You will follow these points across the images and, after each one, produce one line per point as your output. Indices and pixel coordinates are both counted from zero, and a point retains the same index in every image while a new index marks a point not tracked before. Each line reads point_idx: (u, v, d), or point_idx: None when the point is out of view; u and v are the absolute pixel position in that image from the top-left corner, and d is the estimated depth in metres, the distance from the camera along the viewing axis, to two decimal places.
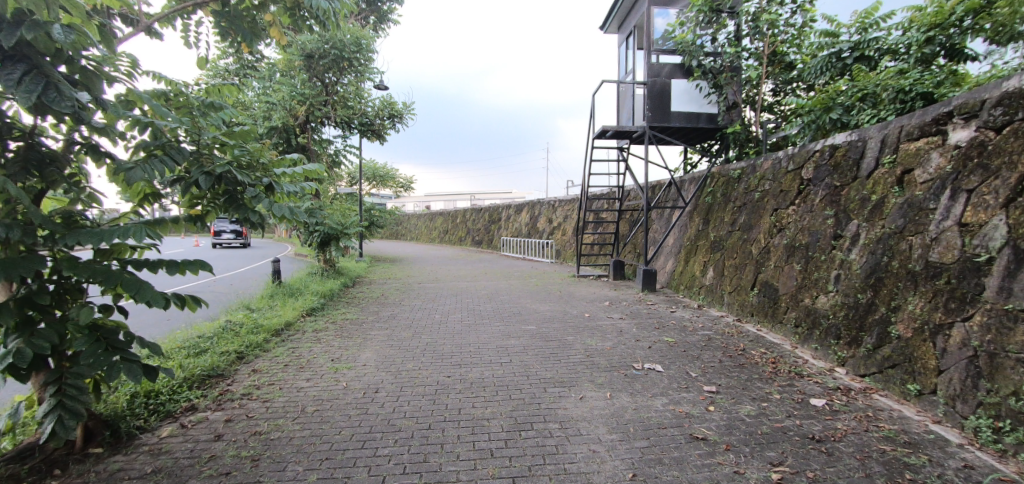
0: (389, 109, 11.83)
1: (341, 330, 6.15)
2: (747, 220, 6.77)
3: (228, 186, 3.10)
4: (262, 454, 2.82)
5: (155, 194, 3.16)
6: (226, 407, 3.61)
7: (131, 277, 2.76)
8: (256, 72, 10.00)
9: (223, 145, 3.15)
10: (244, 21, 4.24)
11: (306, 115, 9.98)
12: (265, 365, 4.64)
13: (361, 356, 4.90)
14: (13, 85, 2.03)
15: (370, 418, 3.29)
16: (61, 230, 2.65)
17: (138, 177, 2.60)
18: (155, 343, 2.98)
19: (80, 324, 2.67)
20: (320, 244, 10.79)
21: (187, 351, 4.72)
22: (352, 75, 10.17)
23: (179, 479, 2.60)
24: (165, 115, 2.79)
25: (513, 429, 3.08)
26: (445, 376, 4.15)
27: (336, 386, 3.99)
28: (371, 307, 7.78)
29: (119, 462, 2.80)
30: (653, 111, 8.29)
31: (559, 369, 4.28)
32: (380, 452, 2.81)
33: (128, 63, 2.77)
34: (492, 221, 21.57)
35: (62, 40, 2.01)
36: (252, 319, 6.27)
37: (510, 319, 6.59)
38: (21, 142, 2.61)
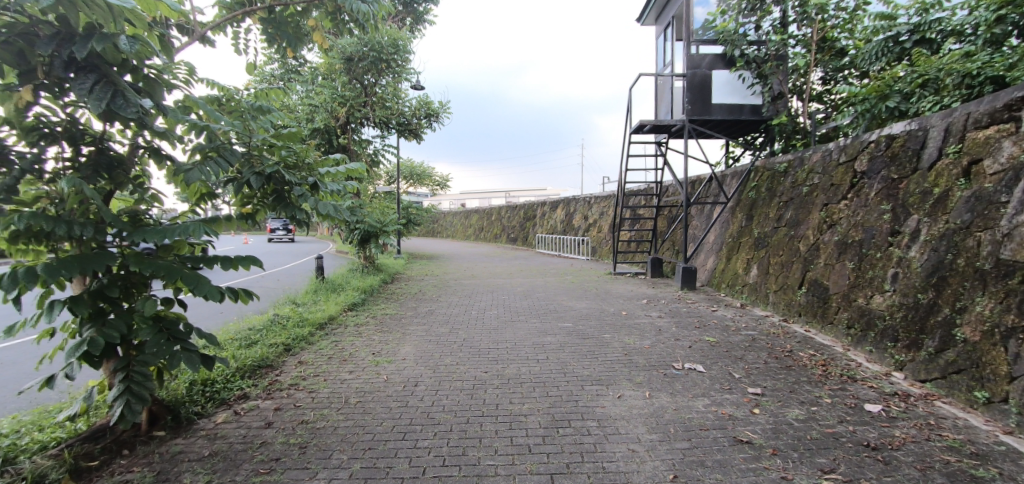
0: (425, 109, 12.04)
1: (382, 325, 6.32)
2: (795, 215, 6.48)
3: (276, 186, 3.24)
4: (309, 442, 2.94)
5: (210, 194, 3.34)
6: (276, 396, 3.78)
7: (191, 272, 2.94)
8: (300, 76, 10.37)
9: (272, 147, 3.30)
10: (289, 27, 4.42)
11: (347, 116, 10.29)
12: (310, 357, 4.82)
13: (400, 350, 5.02)
14: (86, 93, 2.18)
15: (410, 411, 3.37)
16: (128, 228, 2.85)
17: (195, 178, 2.77)
18: (212, 334, 3.16)
19: (145, 316, 2.87)
20: (360, 242, 11.12)
21: (239, 343, 4.97)
22: (390, 76, 10.40)
23: (234, 463, 2.74)
24: (218, 119, 2.94)
25: (550, 426, 3.08)
26: (482, 371, 4.20)
27: (377, 379, 4.10)
28: (410, 303, 7.95)
29: (180, 445, 2.98)
30: (692, 104, 8.04)
31: (596, 367, 4.25)
32: (420, 444, 2.87)
33: (186, 71, 2.95)
34: (527, 218, 21.57)
35: (128, 50, 2.14)
36: (297, 312, 6.53)
37: (546, 316, 6.58)
38: (92, 147, 2.83)
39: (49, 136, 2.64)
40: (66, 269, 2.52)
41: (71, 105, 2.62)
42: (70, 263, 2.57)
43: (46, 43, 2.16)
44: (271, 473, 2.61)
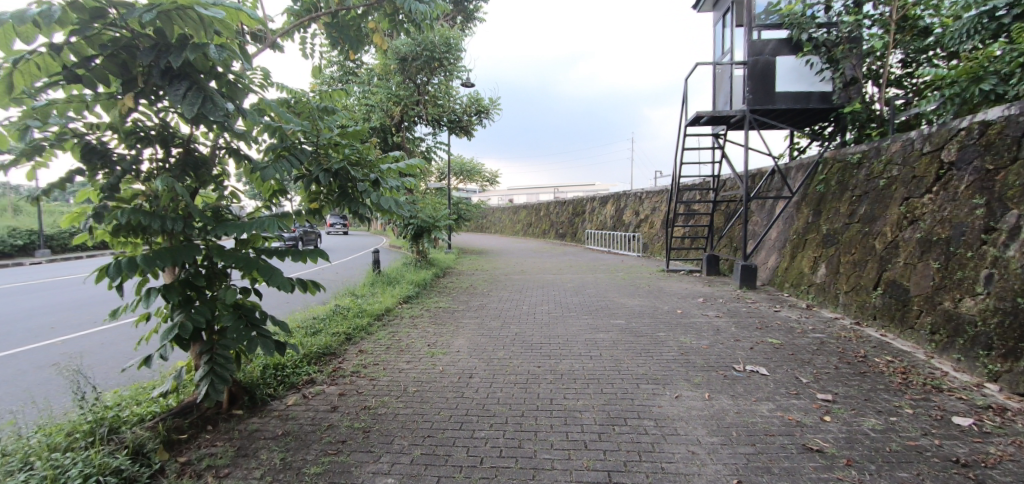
0: (476, 105, 12.23)
1: (436, 317, 6.49)
2: (870, 211, 6.03)
3: (341, 182, 3.39)
4: (372, 427, 3.08)
5: (281, 191, 3.55)
6: (339, 382, 3.99)
7: (266, 264, 3.15)
8: (357, 78, 10.79)
9: (337, 145, 3.46)
10: (351, 30, 4.63)
11: (401, 115, 10.62)
12: (370, 347, 5.04)
13: (454, 342, 5.14)
14: (181, 99, 2.39)
15: (465, 402, 3.45)
16: (212, 223, 3.09)
17: (271, 175, 2.97)
18: (284, 322, 3.38)
19: (227, 303, 3.11)
20: (413, 236, 11.45)
21: (305, 331, 5.27)
22: (442, 74, 10.60)
23: (305, 443, 2.92)
24: (289, 120, 3.12)
25: (606, 423, 3.06)
26: (535, 366, 4.23)
27: (433, 369, 4.23)
28: (462, 297, 8.11)
29: (256, 424, 3.21)
30: (754, 93, 7.67)
31: (652, 365, 4.16)
32: (477, 434, 2.94)
33: (261, 75, 3.15)
34: (576, 214, 21.35)
35: (216, 59, 2.32)
36: (357, 304, 6.84)
37: (598, 312, 6.51)
38: (180, 148, 3.07)
39: (145, 139, 2.90)
40: (160, 260, 2.78)
41: (163, 111, 2.88)
42: (164, 255, 2.82)
43: (146, 54, 2.39)
44: (338, 455, 2.76)
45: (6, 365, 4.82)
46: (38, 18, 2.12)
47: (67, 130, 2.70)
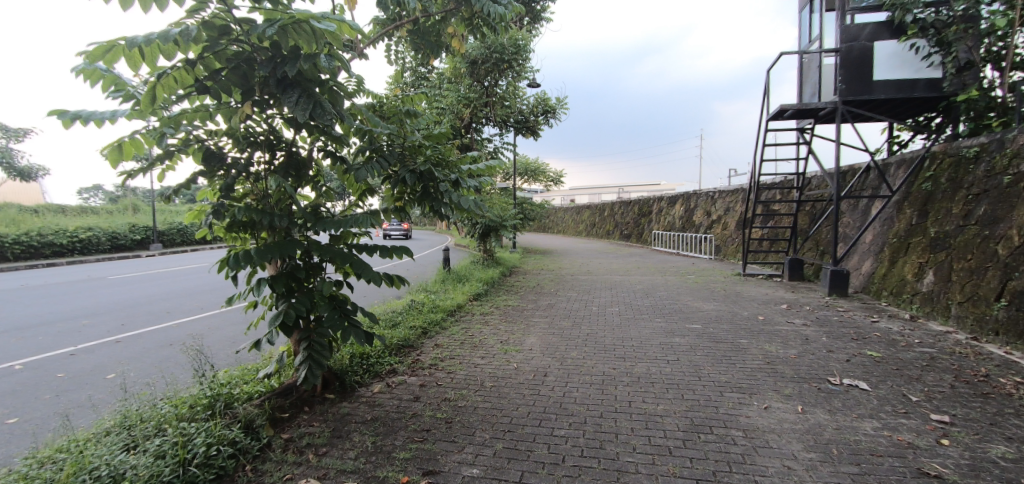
0: (543, 105, 12.37)
1: (505, 315, 6.59)
2: (990, 212, 5.35)
3: (425, 182, 3.54)
4: (454, 418, 3.20)
5: (369, 190, 3.77)
6: (419, 373, 4.18)
7: (359, 258, 3.37)
8: (428, 82, 11.13)
9: (420, 147, 3.62)
10: (432, 35, 4.84)
11: (471, 116, 10.88)
12: (445, 341, 5.22)
13: (526, 340, 5.19)
14: (295, 105, 2.63)
15: (542, 400, 3.48)
16: (312, 220, 3.36)
17: (363, 175, 3.17)
18: (372, 313, 3.59)
19: (323, 294, 3.36)
20: (481, 235, 11.67)
21: (385, 323, 5.57)
22: (510, 76, 10.57)
23: (392, 428, 3.10)
24: (378, 124, 3.30)
25: (690, 430, 2.96)
26: (610, 367, 4.17)
27: (508, 366, 4.30)
28: (530, 296, 8.15)
29: (347, 408, 3.45)
30: (847, 82, 7.06)
31: (735, 373, 3.96)
32: (556, 432, 2.95)
33: (355, 82, 3.36)
34: (642, 214, 20.69)
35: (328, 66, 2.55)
36: (431, 299, 7.10)
37: (671, 316, 6.29)
38: (284, 151, 3.34)
39: (255, 143, 3.20)
40: (270, 253, 3.05)
41: (271, 117, 3.17)
42: (272, 249, 3.09)
43: (265, 66, 2.65)
44: (424, 443, 2.89)
45: (139, 342, 5.53)
46: (180, 38, 2.41)
47: (192, 137, 3.04)
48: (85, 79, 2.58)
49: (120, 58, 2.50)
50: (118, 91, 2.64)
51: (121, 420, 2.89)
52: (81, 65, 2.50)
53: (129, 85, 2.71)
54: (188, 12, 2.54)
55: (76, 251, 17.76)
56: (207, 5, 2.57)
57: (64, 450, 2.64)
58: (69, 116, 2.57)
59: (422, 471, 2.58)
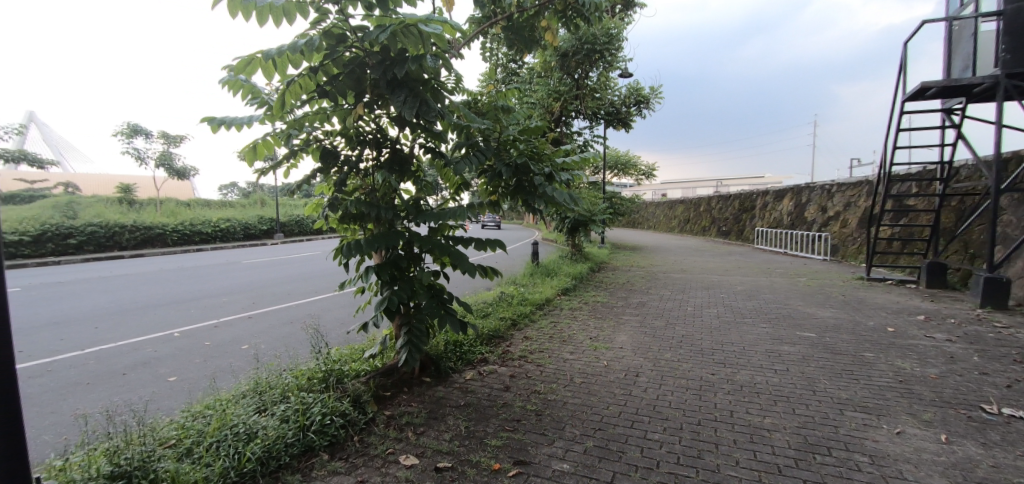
0: (636, 96, 11.99)
1: (595, 311, 6.49)
2: None
3: (520, 176, 3.56)
4: (543, 411, 3.22)
5: (465, 184, 3.89)
6: (509, 364, 4.26)
7: (456, 250, 3.51)
8: (519, 77, 11.24)
9: (514, 141, 3.66)
10: (526, 30, 4.88)
11: (561, 110, 10.79)
12: (534, 334, 5.27)
13: (617, 338, 5.07)
14: (403, 105, 2.82)
15: (634, 400, 3.38)
16: (414, 213, 3.55)
17: (462, 170, 3.28)
18: (466, 303, 3.72)
19: (422, 284, 3.54)
20: (570, 230, 11.58)
21: (477, 313, 5.76)
22: (601, 67, 10.23)
23: (485, 415, 3.20)
24: (476, 120, 3.39)
25: (803, 448, 2.70)
26: (708, 372, 3.94)
27: (598, 363, 4.23)
28: (620, 293, 7.94)
29: (442, 392, 3.62)
30: (1012, 52, 5.93)
31: (858, 391, 3.52)
32: (650, 436, 2.86)
33: (455, 80, 3.49)
34: (743, 209, 19.18)
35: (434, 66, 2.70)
36: (520, 292, 7.20)
37: (779, 321, 5.76)
38: (389, 148, 3.55)
39: (365, 141, 3.44)
40: (376, 244, 3.27)
41: (379, 116, 3.40)
42: (379, 239, 3.32)
43: (377, 69, 2.87)
44: (515, 432, 2.94)
45: (266, 319, 6.27)
46: (305, 49, 2.67)
47: (312, 138, 3.36)
48: (229, 90, 2.96)
49: (256, 70, 2.84)
50: (255, 98, 3.00)
51: (254, 386, 3.29)
52: (227, 77, 2.87)
53: (263, 93, 3.06)
54: (312, 24, 2.81)
55: (217, 239, 20.55)
56: (327, 16, 2.81)
57: (211, 408, 3.07)
58: (216, 121, 2.97)
59: (513, 460, 2.64)
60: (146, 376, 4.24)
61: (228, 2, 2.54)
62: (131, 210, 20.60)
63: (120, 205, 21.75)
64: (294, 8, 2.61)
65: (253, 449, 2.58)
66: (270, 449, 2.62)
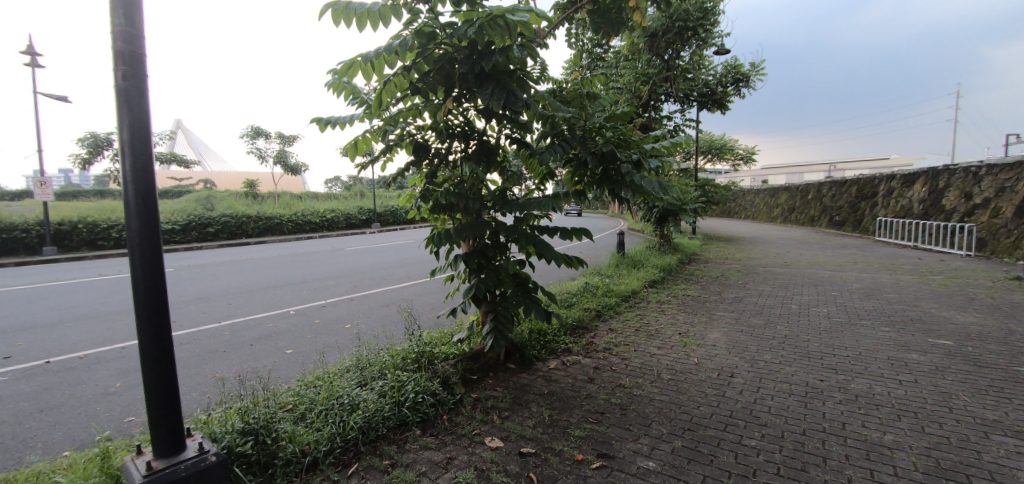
0: (734, 74, 11.16)
1: (684, 305, 6.20)
2: None
3: (606, 164, 3.47)
4: (629, 406, 3.16)
5: (549, 174, 3.89)
6: (594, 355, 4.23)
7: (542, 240, 3.54)
8: (605, 62, 10.96)
9: (601, 129, 3.57)
10: (612, 13, 4.71)
11: (649, 94, 10.34)
12: (619, 326, 5.17)
13: (709, 335, 4.81)
14: (491, 97, 2.89)
15: (728, 402, 3.19)
16: (500, 203, 3.63)
17: (547, 160, 3.27)
18: (551, 293, 3.74)
19: (508, 273, 3.62)
20: (658, 220, 11.12)
21: (562, 303, 5.76)
22: (694, 45, 9.61)
23: (568, 405, 3.20)
24: (560, 108, 3.36)
25: (932, 473, 2.38)
26: (815, 378, 3.60)
27: (688, 360, 4.05)
28: (712, 287, 7.49)
29: (526, 379, 3.68)
30: None
31: (1008, 412, 3.02)
32: (746, 442, 2.69)
33: (540, 69, 3.48)
34: (862, 197, 17.06)
35: (520, 55, 2.74)
36: (605, 283, 7.08)
37: (904, 325, 5.10)
38: (476, 140, 3.64)
39: (454, 134, 3.56)
40: (464, 233, 3.39)
41: (467, 110, 3.51)
42: (467, 229, 3.44)
43: (466, 64, 2.96)
44: (599, 425, 2.92)
45: (366, 302, 6.79)
46: (399, 50, 2.83)
47: (405, 133, 3.54)
48: (334, 92, 3.22)
49: (357, 72, 3.05)
50: (355, 99, 3.25)
51: (356, 362, 3.60)
52: (332, 80, 3.13)
53: (362, 93, 3.31)
54: (405, 25, 2.95)
55: (324, 227, 22.52)
56: (418, 16, 2.94)
57: (320, 379, 3.40)
58: (323, 121, 3.25)
59: (596, 452, 2.63)
60: (268, 348, 4.81)
61: (332, 12, 2.75)
62: (254, 202, 23.25)
63: (246, 198, 24.62)
64: (389, 11, 2.76)
65: (355, 418, 2.83)
66: (369, 420, 2.85)
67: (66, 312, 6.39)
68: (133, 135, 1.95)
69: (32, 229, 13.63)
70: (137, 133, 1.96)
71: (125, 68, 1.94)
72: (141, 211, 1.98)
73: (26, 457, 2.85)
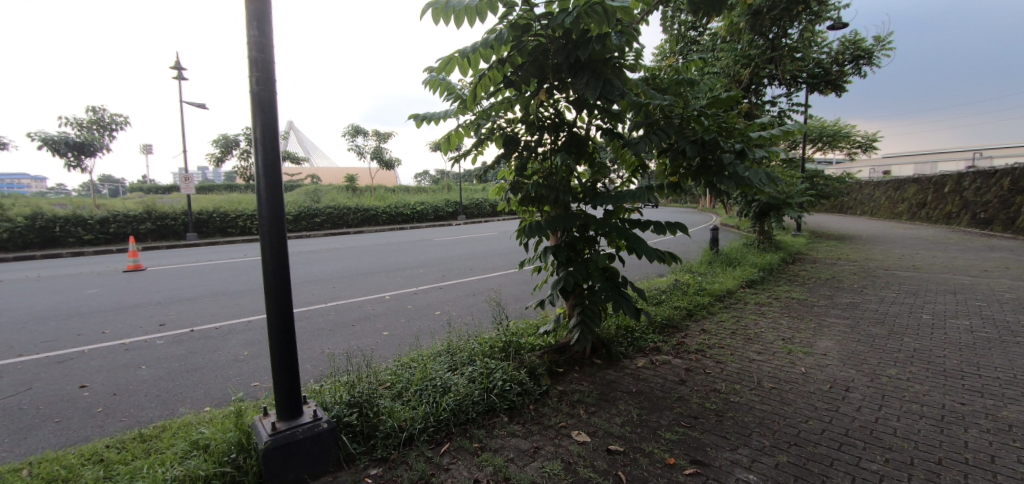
0: (853, 50, 9.98)
1: (788, 309, 5.70)
2: None
3: (706, 154, 3.25)
4: (726, 413, 2.97)
5: (641, 165, 3.74)
6: (685, 356, 4.03)
7: (634, 234, 3.42)
8: (700, 45, 10.35)
9: (700, 116, 3.35)
10: None
11: (750, 78, 9.58)
12: (713, 328, 4.87)
13: (818, 343, 4.38)
14: (586, 87, 2.85)
15: (843, 419, 2.88)
16: (592, 195, 3.56)
17: (641, 150, 3.11)
18: (642, 288, 3.60)
19: (598, 266, 3.54)
20: (758, 214, 10.31)
21: (650, 300, 5.56)
22: (805, 20, 8.69)
23: (657, 406, 3.09)
24: (655, 95, 3.19)
25: None
26: (954, 401, 3.13)
27: (793, 368, 3.72)
28: (822, 290, 6.80)
29: (612, 376, 3.61)
30: None
31: None
32: (865, 465, 2.41)
33: (635, 55, 3.35)
34: (1017, 190, 14.47)
35: (619, 42, 2.68)
36: (697, 281, 6.72)
37: None
38: (566, 132, 3.60)
39: (544, 127, 3.55)
40: (555, 226, 3.37)
41: (558, 101, 3.48)
42: (558, 221, 3.41)
43: (560, 55, 2.94)
44: (693, 429, 2.79)
45: (454, 290, 7.07)
46: (495, 43, 2.88)
47: (496, 126, 3.59)
48: (431, 88, 3.36)
49: (454, 68, 3.15)
50: (451, 95, 3.37)
51: (447, 347, 3.75)
52: (429, 76, 3.27)
53: (456, 89, 3.43)
54: (501, 19, 2.99)
55: (415, 219, 23.74)
56: (513, 9, 2.96)
57: (415, 361, 3.60)
58: (420, 117, 3.41)
59: (690, 458, 2.51)
60: (367, 329, 5.19)
61: (432, 11, 2.85)
62: (354, 195, 25.13)
63: (347, 192, 26.67)
64: (485, 6, 2.81)
65: (447, 401, 2.96)
66: (460, 404, 2.96)
67: (205, 289, 7.39)
68: (265, 134, 2.18)
69: (179, 218, 15.91)
70: (267, 132, 2.19)
71: (258, 74, 2.17)
72: (271, 201, 2.21)
73: (178, 409, 3.35)
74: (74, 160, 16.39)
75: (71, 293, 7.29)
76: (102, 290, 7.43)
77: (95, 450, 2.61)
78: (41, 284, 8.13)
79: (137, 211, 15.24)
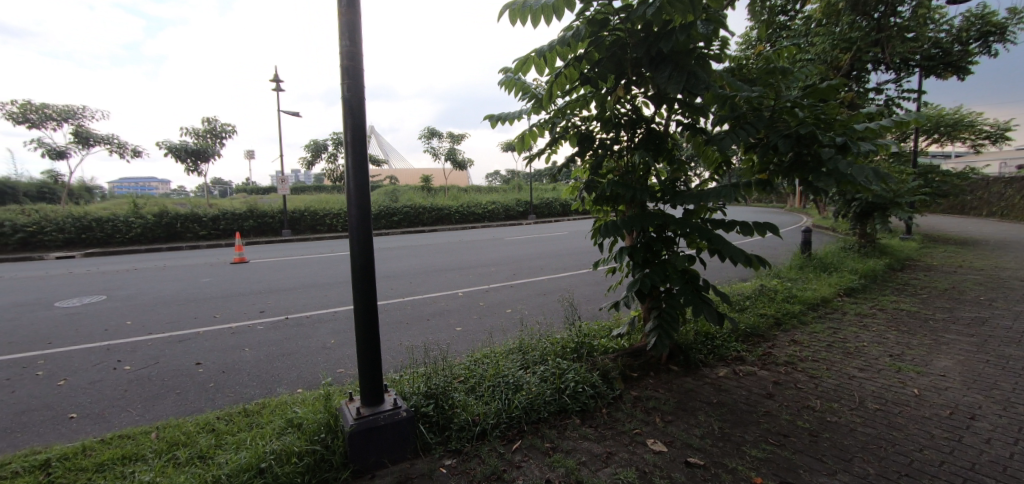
0: (980, 26, 8.71)
1: (895, 321, 5.10)
2: None
3: (801, 148, 2.99)
4: (821, 433, 2.72)
5: (726, 161, 3.52)
6: (772, 368, 3.74)
7: (718, 234, 3.23)
8: (791, 31, 9.55)
9: (794, 107, 3.08)
10: None
11: (851, 64, 8.69)
12: (805, 339, 4.47)
13: (935, 362, 3.86)
14: (668, 80, 2.74)
15: (967, 451, 2.53)
16: (671, 194, 3.40)
17: (727, 146, 2.92)
18: (726, 293, 3.39)
19: (677, 268, 3.39)
20: (859, 215, 9.34)
21: (732, 306, 5.23)
22: None
23: (742, 421, 2.89)
24: (741, 87, 2.98)
25: None
26: None
27: (903, 389, 3.32)
28: (937, 302, 6.01)
29: (691, 384, 3.43)
30: None
31: None
32: None
33: (721, 45, 3.16)
34: None
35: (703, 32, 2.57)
36: (786, 286, 6.21)
37: None
38: (644, 128, 3.48)
39: (621, 124, 3.45)
40: (631, 225, 3.27)
41: (636, 96, 3.37)
42: (635, 220, 3.30)
43: (640, 48, 2.85)
44: (782, 448, 2.58)
45: (526, 289, 7.10)
46: (573, 40, 2.85)
47: (571, 124, 3.54)
48: (506, 88, 3.39)
49: (530, 68, 3.16)
50: (526, 94, 3.38)
51: (519, 346, 3.77)
52: (505, 76, 3.30)
53: (531, 88, 3.43)
54: (578, 15, 2.94)
55: (487, 218, 24.18)
56: (590, 5, 2.91)
57: (487, 357, 3.66)
58: (495, 118, 3.45)
59: (779, 480, 2.32)
60: (442, 324, 5.36)
61: (510, 11, 2.88)
62: (430, 195, 26.10)
63: (424, 192, 27.75)
64: (563, 4, 2.78)
65: (518, 399, 2.97)
66: (532, 402, 2.97)
67: (298, 281, 8.02)
68: (354, 137, 2.32)
69: (276, 216, 17.50)
70: (357, 135, 2.33)
71: (349, 81, 2.31)
72: (358, 199, 2.34)
73: (275, 389, 3.67)
74: (191, 165, 18.54)
75: (189, 281, 8.23)
76: (213, 280, 8.32)
77: (208, 420, 2.92)
78: (165, 273, 9.26)
79: (241, 210, 16.91)
